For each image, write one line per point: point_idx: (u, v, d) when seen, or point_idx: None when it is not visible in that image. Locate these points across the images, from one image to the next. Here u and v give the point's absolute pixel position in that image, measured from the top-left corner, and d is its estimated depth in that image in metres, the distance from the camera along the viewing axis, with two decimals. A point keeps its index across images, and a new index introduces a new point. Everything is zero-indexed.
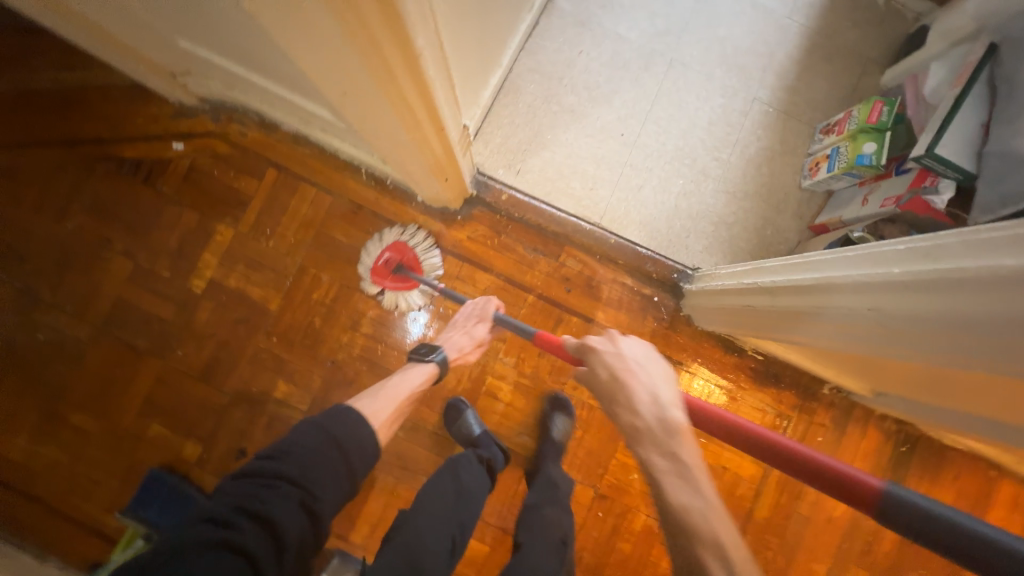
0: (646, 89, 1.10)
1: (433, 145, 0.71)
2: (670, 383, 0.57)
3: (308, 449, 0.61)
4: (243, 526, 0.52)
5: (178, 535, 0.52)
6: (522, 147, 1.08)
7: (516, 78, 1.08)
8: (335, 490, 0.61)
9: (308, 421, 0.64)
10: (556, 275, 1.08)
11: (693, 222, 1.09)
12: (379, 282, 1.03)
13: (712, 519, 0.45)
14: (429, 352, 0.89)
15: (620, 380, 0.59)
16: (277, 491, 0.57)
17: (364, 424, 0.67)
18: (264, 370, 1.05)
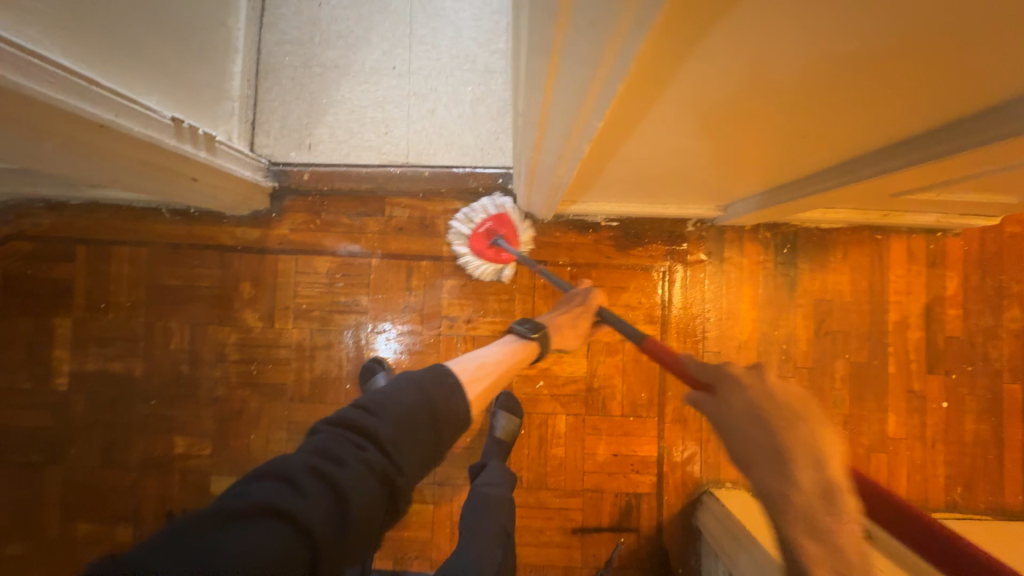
0: (398, 13, 1.06)
1: (109, 143, 0.66)
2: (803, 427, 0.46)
3: (401, 414, 0.54)
4: (311, 487, 0.45)
5: (251, 484, 0.45)
6: (304, 122, 1.05)
7: (268, 57, 1.04)
8: (418, 463, 0.53)
9: (404, 382, 0.58)
10: (389, 229, 1.06)
11: (498, 123, 1.06)
12: (472, 244, 1.01)
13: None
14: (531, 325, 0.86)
15: (761, 425, 0.48)
16: (359, 450, 0.49)
17: (458, 393, 0.61)
18: (158, 433, 1.05)
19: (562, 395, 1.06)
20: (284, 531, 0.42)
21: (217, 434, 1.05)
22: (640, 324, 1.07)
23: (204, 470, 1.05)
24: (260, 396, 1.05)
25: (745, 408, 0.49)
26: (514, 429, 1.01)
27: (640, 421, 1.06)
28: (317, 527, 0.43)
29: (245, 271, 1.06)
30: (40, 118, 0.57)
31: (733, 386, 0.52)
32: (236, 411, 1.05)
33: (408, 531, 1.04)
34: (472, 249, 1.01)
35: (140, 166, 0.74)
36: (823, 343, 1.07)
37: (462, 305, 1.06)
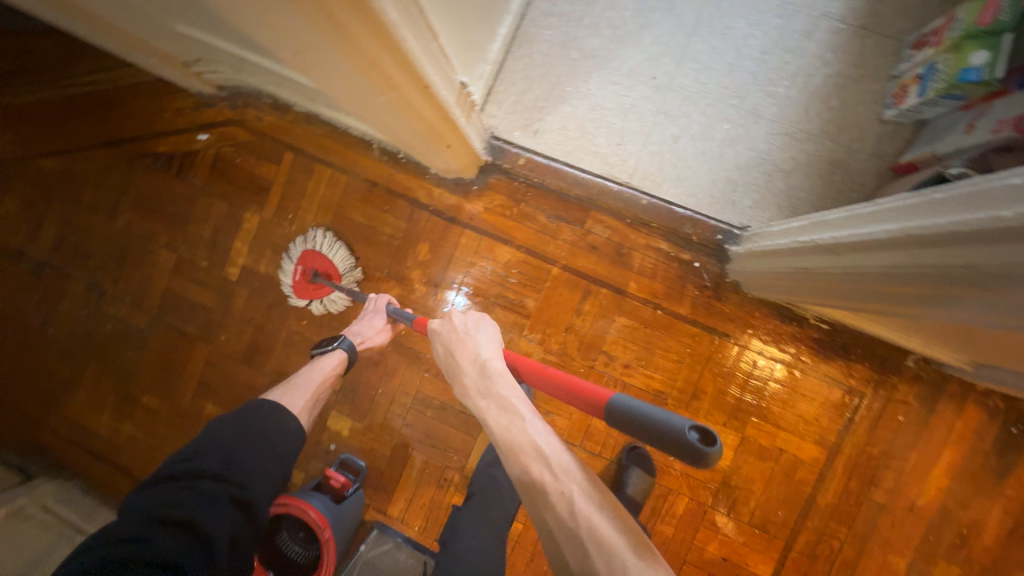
0: (683, 18, 0.94)
1: (421, 108, 0.63)
2: (481, 348, 0.69)
3: (228, 446, 0.68)
4: (159, 531, 0.56)
5: (93, 550, 0.54)
6: (540, 104, 0.98)
7: (529, 26, 0.97)
8: (264, 479, 0.68)
9: (224, 423, 0.71)
10: (581, 244, 0.99)
11: (741, 175, 0.94)
12: (303, 296, 1.04)
13: (536, 433, 0.59)
14: (333, 340, 0.92)
15: (451, 350, 0.71)
16: (194, 489, 0.62)
17: (280, 409, 0.76)
18: (298, 351, 1.08)
19: (692, 477, 0.98)
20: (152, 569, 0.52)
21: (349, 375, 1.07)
22: (806, 440, 0.96)
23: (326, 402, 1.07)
24: (399, 357, 1.05)
25: (443, 346, 0.73)
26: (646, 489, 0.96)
27: (765, 537, 0.97)
28: (182, 559, 0.55)
29: (426, 233, 1.03)
30: (391, 63, 0.51)
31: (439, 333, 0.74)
32: (372, 361, 1.06)
33: None
34: (302, 298, 1.04)
35: (420, 132, 0.70)
36: (1010, 546, 0.92)
37: (625, 347, 0.98)
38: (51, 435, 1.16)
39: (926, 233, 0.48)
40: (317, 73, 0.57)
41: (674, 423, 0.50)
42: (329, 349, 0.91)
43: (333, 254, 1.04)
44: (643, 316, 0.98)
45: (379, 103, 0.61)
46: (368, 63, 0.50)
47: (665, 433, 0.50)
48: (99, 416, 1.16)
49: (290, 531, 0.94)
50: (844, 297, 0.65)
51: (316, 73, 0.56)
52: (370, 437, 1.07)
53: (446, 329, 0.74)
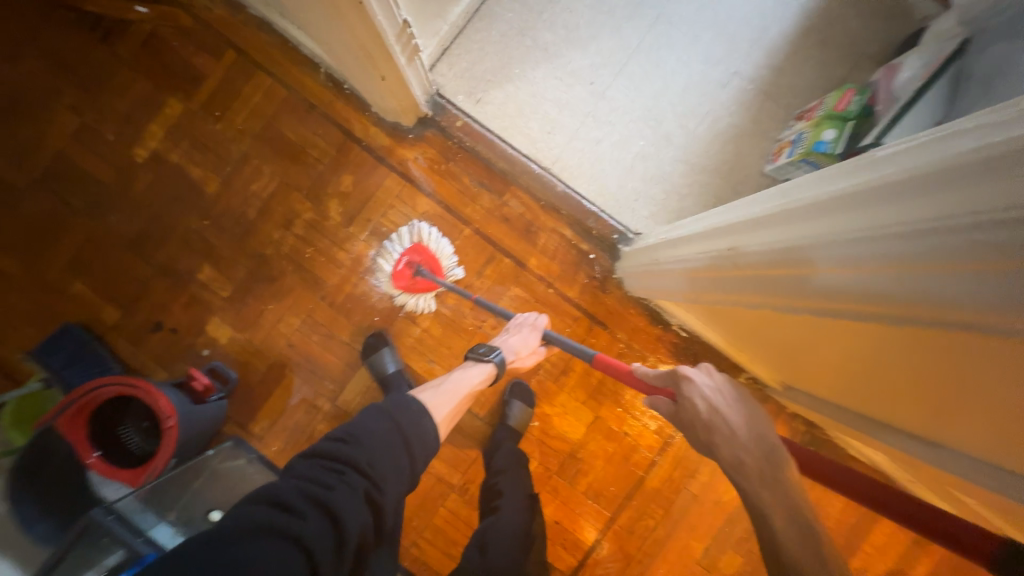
0: (627, 40, 1.06)
1: (353, 23, 0.67)
2: (721, 405, 0.58)
3: (377, 441, 0.60)
4: (307, 514, 0.51)
5: (240, 512, 0.50)
6: (488, 77, 1.04)
7: (495, 3, 1.04)
8: (397, 485, 0.59)
9: (373, 412, 0.63)
10: (496, 213, 1.07)
11: (645, 188, 1.07)
12: (398, 285, 1.03)
13: (825, 545, 0.49)
14: (488, 351, 0.88)
15: (715, 413, 0.58)
16: (342, 478, 0.55)
17: (425, 417, 0.66)
18: (192, 250, 1.05)
19: (546, 444, 1.08)
20: (286, 554, 0.47)
21: (241, 285, 1.05)
22: (648, 428, 1.09)
23: (211, 307, 1.05)
24: (297, 279, 1.06)
25: (701, 406, 0.59)
26: (525, 421, 1.06)
27: (594, 507, 1.08)
28: (314, 547, 0.49)
29: (355, 167, 1.06)
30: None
31: (692, 387, 0.61)
32: (269, 277, 1.06)
33: None
34: (400, 288, 1.04)
35: (354, 49, 0.74)
36: None
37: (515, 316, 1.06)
38: None
39: (838, 195, 0.50)
40: None
41: None
42: (483, 359, 0.86)
43: (441, 255, 1.05)
44: (536, 291, 1.07)
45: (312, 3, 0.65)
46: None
47: None
48: None
49: (136, 423, 0.91)
50: (729, 277, 0.70)
51: None
52: (249, 351, 1.06)
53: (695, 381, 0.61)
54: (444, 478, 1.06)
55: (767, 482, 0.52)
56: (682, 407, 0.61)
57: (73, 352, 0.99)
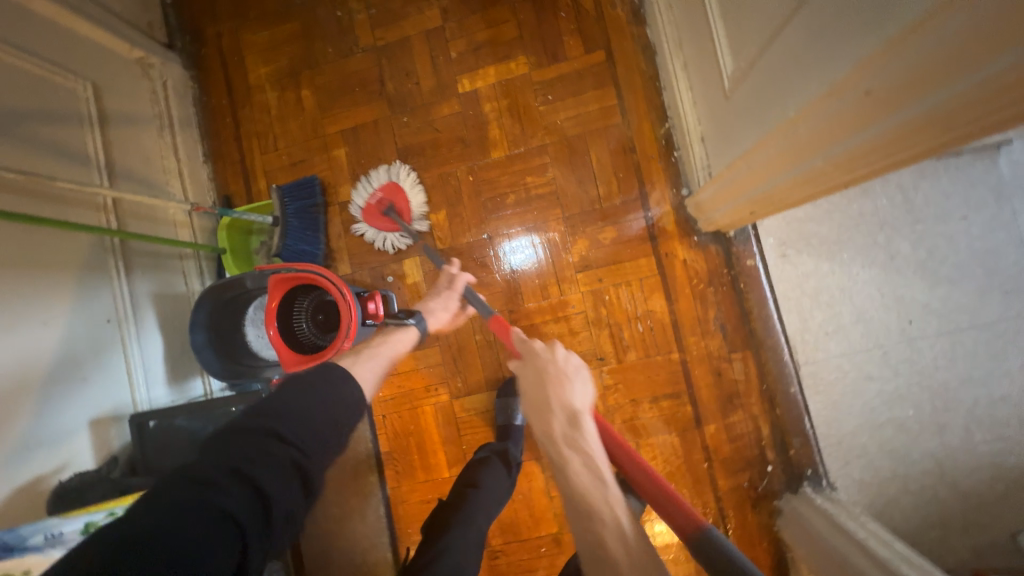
0: (981, 306, 0.89)
1: (795, 196, 0.63)
2: (537, 376, 0.68)
3: (297, 402, 0.54)
4: (227, 484, 0.44)
5: (155, 491, 0.43)
6: (813, 241, 0.93)
7: (878, 181, 0.91)
8: (331, 449, 0.53)
9: (293, 380, 0.57)
10: (713, 361, 0.98)
11: (877, 455, 0.91)
12: (365, 217, 1.04)
13: (607, 486, 0.56)
14: (409, 314, 0.83)
15: (547, 381, 0.67)
16: (264, 449, 0.48)
17: (349, 382, 0.60)
18: (443, 191, 1.07)
19: None
20: (212, 531, 0.41)
21: (457, 248, 1.06)
22: None
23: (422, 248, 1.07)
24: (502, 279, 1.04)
25: (533, 375, 0.69)
26: None
27: None
28: (247, 528, 0.43)
29: (625, 226, 1.00)
30: (882, 157, 0.46)
31: (531, 357, 0.72)
32: (483, 259, 1.05)
33: (416, 458, 1.06)
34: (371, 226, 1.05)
35: (756, 199, 0.70)
36: None
37: (654, 458, 0.99)
38: (218, 41, 1.17)
39: None
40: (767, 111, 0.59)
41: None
42: (406, 322, 0.81)
43: (413, 197, 1.05)
44: (690, 453, 0.99)
45: (767, 166, 0.62)
46: (867, 147, 0.45)
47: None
48: (262, 67, 1.14)
49: (307, 306, 0.95)
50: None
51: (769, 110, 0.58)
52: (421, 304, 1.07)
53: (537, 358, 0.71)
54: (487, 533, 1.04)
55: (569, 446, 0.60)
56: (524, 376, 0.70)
57: (308, 207, 1.07)
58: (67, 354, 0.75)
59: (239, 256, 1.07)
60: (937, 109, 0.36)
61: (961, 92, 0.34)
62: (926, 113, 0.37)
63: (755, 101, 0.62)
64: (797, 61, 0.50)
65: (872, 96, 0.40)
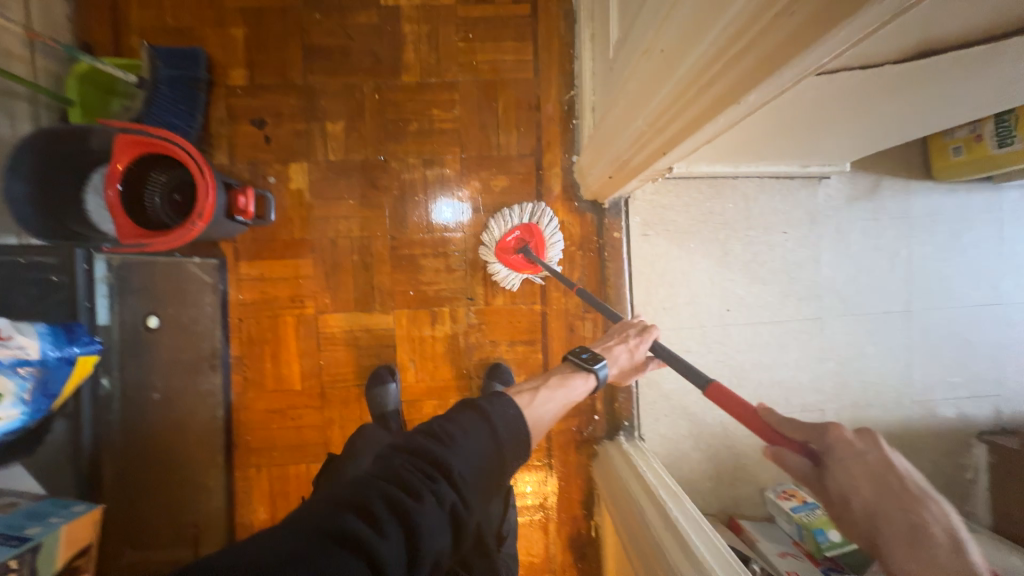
0: (780, 306, 1.08)
1: (636, 156, 0.72)
2: (873, 486, 0.49)
3: (473, 451, 0.52)
4: (384, 523, 0.43)
5: (317, 507, 0.44)
6: (669, 227, 1.06)
7: (727, 187, 1.06)
8: (480, 494, 0.50)
9: (466, 407, 0.57)
10: (569, 317, 1.08)
11: (680, 416, 1.08)
12: (500, 259, 1.01)
13: None
14: (593, 360, 0.79)
15: (887, 500, 0.48)
16: (428, 487, 0.47)
17: (520, 415, 0.59)
18: (345, 102, 1.03)
19: None
20: (354, 565, 0.40)
21: (350, 164, 1.04)
22: None
23: (312, 155, 1.03)
24: (392, 205, 1.04)
25: (856, 469, 0.50)
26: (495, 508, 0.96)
27: None
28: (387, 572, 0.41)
29: (517, 178, 1.05)
30: (678, 122, 0.58)
31: (846, 454, 0.51)
32: (376, 182, 1.04)
33: (270, 366, 1.05)
34: (502, 262, 1.02)
35: (612, 160, 0.79)
36: None
37: None
38: None
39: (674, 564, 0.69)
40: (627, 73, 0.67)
41: None
42: (590, 369, 0.77)
43: (552, 245, 1.02)
44: None
45: (623, 122, 0.70)
46: (668, 102, 0.56)
47: None
48: None
49: (162, 184, 0.87)
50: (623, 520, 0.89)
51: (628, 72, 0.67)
52: (302, 213, 1.04)
53: (842, 446, 0.52)
54: (329, 446, 1.07)
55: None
56: (840, 475, 0.50)
57: (182, 78, 0.96)
58: None
59: (90, 116, 0.95)
60: (702, 59, 0.47)
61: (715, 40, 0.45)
62: (698, 63, 0.48)
63: (622, 67, 0.71)
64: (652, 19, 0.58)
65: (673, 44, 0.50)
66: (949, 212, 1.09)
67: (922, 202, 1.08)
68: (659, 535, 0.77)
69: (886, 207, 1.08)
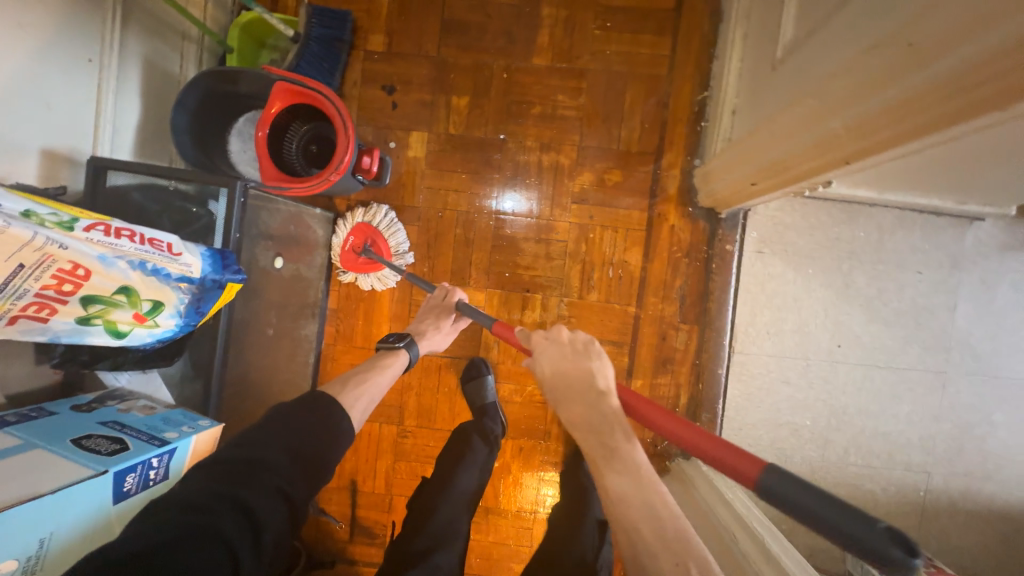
0: (899, 351, 0.99)
1: (795, 167, 0.65)
2: (551, 367, 0.67)
3: (278, 440, 0.60)
4: (219, 508, 0.51)
5: (153, 518, 0.49)
6: (788, 248, 0.99)
7: (862, 214, 0.98)
8: (307, 478, 0.59)
9: (282, 409, 0.65)
10: (662, 325, 1.04)
11: (766, 449, 1.01)
12: (347, 266, 1.03)
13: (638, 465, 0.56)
14: (399, 339, 0.89)
15: (566, 372, 0.65)
16: (249, 476, 0.55)
17: (336, 405, 0.68)
18: (473, 78, 1.04)
19: None
20: (207, 547, 0.47)
21: (467, 140, 1.05)
22: None
23: (433, 126, 1.05)
24: (501, 186, 1.05)
25: (552, 354, 0.68)
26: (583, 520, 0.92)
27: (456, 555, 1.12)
28: (239, 552, 0.49)
29: (631, 175, 1.02)
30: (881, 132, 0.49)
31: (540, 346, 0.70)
32: (489, 161, 1.05)
33: (362, 325, 1.09)
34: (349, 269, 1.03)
35: (762, 165, 0.73)
36: None
37: None
38: None
39: None
40: (810, 75, 0.60)
41: (862, 531, 0.40)
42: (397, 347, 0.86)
43: (394, 242, 1.04)
44: None
45: (788, 129, 0.64)
46: (877, 112, 0.48)
47: (822, 522, 0.42)
48: None
49: (301, 132, 0.91)
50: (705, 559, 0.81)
51: (812, 74, 0.60)
52: (415, 181, 1.06)
53: (540, 343, 0.70)
54: (403, 411, 1.09)
55: (596, 416, 0.60)
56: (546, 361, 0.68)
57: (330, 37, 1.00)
58: (42, 65, 0.68)
59: (244, 64, 1.01)
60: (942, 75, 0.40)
61: (978, 53, 0.36)
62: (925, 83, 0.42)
63: (799, 67, 0.64)
64: (854, 22, 0.51)
65: (912, 50, 0.42)
66: None
67: None
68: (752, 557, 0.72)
69: None
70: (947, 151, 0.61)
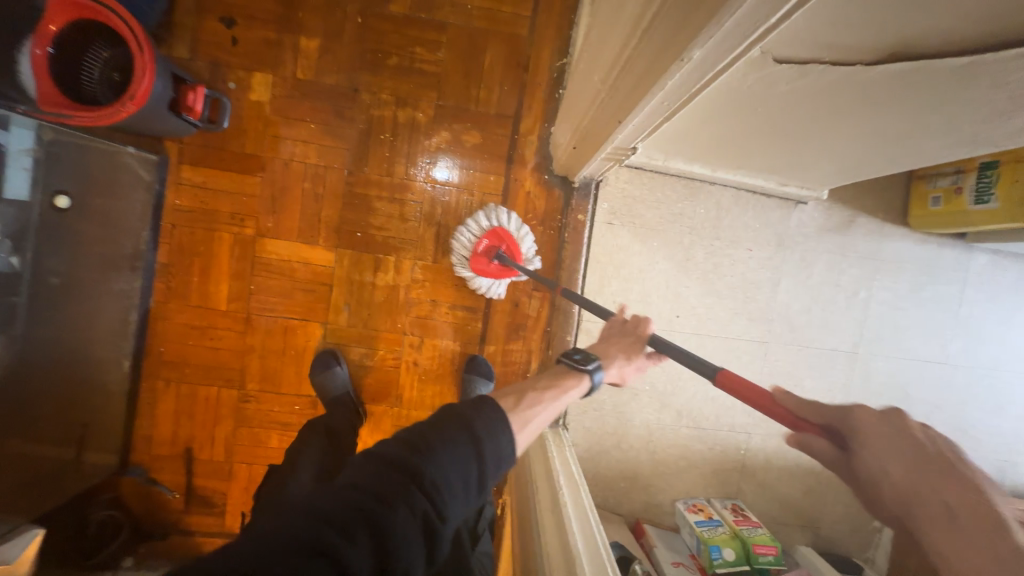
0: (730, 323, 1.06)
1: (596, 125, 0.66)
2: (906, 452, 0.34)
3: (448, 450, 0.43)
4: (355, 533, 0.37)
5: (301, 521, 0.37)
6: (636, 220, 1.03)
7: (702, 191, 1.03)
8: (461, 503, 0.43)
9: (446, 410, 0.48)
10: (517, 293, 1.05)
11: (607, 413, 1.07)
12: (476, 270, 0.98)
13: None
14: (585, 360, 0.66)
15: (935, 475, 0.32)
16: (401, 490, 0.40)
17: (500, 438, 0.47)
18: (325, 19, 0.97)
19: None
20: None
21: (318, 85, 0.98)
22: None
23: (280, 67, 0.97)
24: (356, 140, 0.99)
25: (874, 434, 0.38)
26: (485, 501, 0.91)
27: None
28: None
29: (491, 138, 1.01)
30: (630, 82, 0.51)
31: (853, 423, 0.39)
32: (343, 111, 0.98)
33: (198, 282, 1.00)
34: (477, 271, 0.99)
35: (579, 126, 0.73)
36: None
37: (431, 357, 1.05)
38: None
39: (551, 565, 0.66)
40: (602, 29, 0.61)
41: None
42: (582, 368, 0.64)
43: (523, 243, 0.99)
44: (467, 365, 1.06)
45: (588, 85, 0.64)
46: (624, 57, 0.49)
47: None
48: None
49: (105, 58, 0.80)
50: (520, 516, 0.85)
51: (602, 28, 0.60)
52: (258, 127, 0.98)
53: (873, 427, 0.38)
54: (245, 375, 1.03)
55: None
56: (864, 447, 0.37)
57: None
58: None
59: None
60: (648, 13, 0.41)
61: None
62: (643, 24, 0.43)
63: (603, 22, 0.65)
64: None
65: None
66: (918, 262, 1.07)
67: (893, 247, 1.07)
68: (541, 516, 0.76)
69: (856, 245, 1.06)
70: (724, 117, 0.65)
